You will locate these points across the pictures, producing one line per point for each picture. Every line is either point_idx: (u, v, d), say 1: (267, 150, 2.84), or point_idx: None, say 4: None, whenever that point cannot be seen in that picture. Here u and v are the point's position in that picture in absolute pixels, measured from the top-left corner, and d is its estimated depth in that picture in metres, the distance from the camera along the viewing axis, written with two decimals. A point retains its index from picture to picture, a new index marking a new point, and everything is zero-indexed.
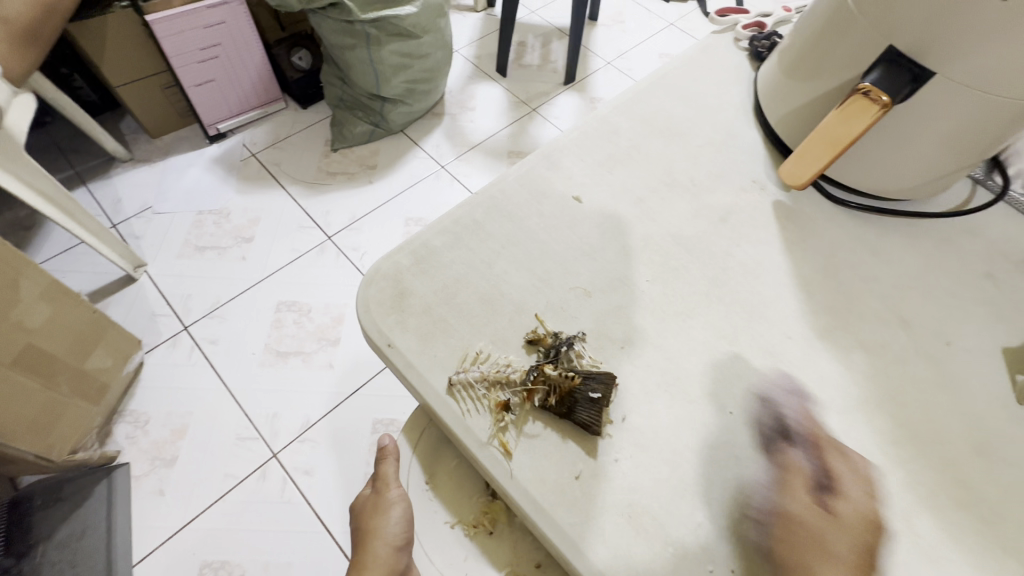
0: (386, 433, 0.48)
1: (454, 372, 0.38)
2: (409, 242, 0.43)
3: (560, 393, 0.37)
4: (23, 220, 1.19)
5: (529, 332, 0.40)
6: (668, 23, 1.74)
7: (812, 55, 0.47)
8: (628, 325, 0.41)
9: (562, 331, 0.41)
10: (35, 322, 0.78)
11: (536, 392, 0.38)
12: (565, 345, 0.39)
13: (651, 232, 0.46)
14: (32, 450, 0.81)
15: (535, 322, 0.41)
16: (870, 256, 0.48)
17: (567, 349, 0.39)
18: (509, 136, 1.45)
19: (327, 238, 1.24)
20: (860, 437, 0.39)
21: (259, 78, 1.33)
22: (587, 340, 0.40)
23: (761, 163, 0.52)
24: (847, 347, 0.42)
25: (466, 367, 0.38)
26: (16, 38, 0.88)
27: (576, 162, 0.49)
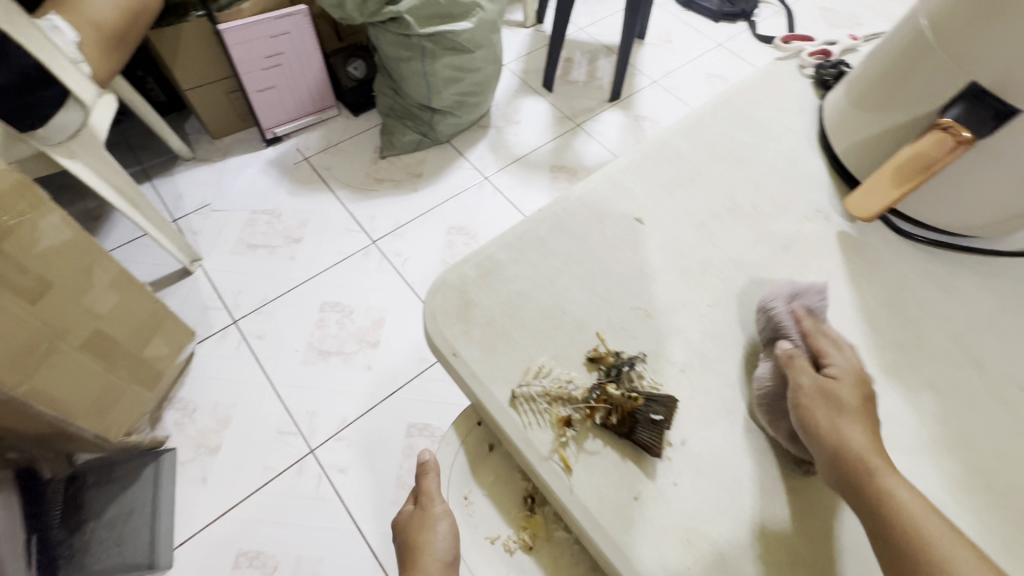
0: (427, 449, 0.50)
1: (516, 386, 0.39)
2: (475, 255, 0.44)
3: (622, 413, 0.37)
4: (93, 211, 1.26)
5: (590, 350, 0.41)
6: (717, 44, 1.74)
7: (886, 85, 0.46)
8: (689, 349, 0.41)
9: (623, 351, 0.41)
10: (103, 308, 0.83)
11: (598, 410, 0.38)
12: (625, 365, 0.40)
13: (712, 256, 0.46)
14: (91, 429, 0.86)
15: (596, 340, 0.41)
16: (937, 292, 0.46)
17: (628, 369, 0.40)
18: (553, 150, 1.47)
19: (371, 242, 1.28)
20: (928, 479, 0.38)
21: (316, 87, 1.39)
22: (648, 361, 0.41)
23: (826, 193, 0.51)
24: (914, 386, 0.41)
25: (528, 381, 0.39)
26: (104, 42, 0.95)
27: (637, 184, 0.50)
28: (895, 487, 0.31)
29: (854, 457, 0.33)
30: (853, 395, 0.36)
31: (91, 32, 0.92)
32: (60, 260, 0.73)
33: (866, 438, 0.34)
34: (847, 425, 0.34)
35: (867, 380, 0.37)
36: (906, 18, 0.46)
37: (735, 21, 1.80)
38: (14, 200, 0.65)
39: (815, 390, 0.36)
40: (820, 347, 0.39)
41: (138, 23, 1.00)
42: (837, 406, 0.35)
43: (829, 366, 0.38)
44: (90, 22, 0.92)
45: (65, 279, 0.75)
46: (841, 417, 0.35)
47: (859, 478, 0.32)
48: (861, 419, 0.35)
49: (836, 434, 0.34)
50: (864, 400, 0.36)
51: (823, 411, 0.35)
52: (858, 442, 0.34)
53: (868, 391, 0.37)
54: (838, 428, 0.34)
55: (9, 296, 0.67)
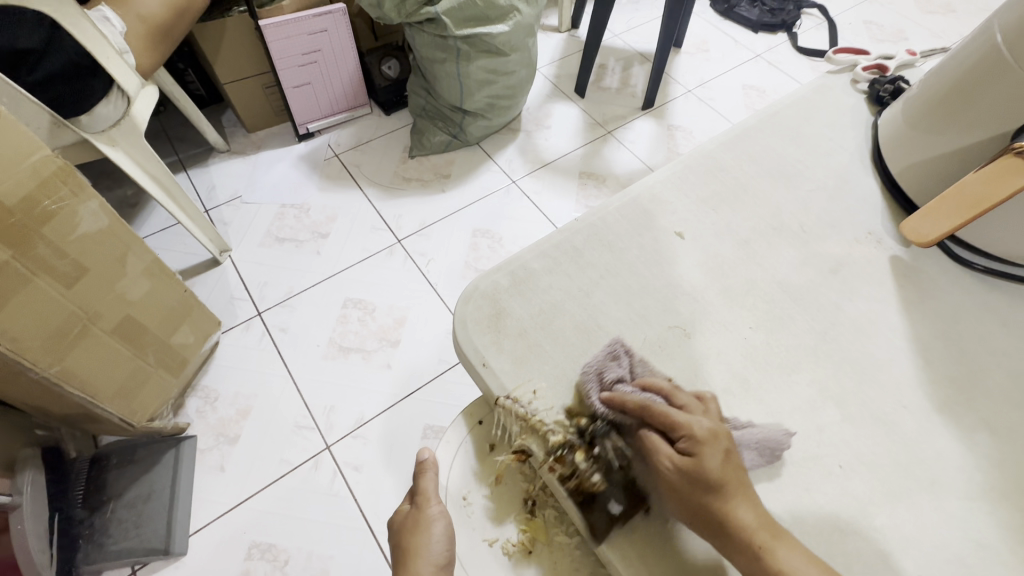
0: (426, 447, 0.49)
1: (503, 395, 0.38)
2: (508, 263, 0.43)
3: (581, 485, 0.37)
4: (129, 198, 1.29)
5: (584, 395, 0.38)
6: (755, 55, 1.70)
7: (950, 105, 0.44)
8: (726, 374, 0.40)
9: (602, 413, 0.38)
10: (136, 295, 0.85)
11: (561, 469, 0.37)
12: (599, 433, 0.37)
13: (755, 276, 0.44)
14: (118, 413, 0.87)
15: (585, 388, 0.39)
16: (998, 326, 0.43)
17: (601, 438, 0.37)
18: (583, 156, 1.45)
19: (396, 241, 1.28)
20: (985, 529, 0.35)
21: (351, 84, 1.40)
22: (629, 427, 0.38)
23: (878, 215, 0.49)
24: (972, 426, 0.39)
25: (514, 398, 0.38)
26: (150, 35, 0.97)
27: (679, 197, 0.48)
28: (793, 569, 0.30)
29: (750, 545, 0.31)
30: (725, 468, 0.33)
31: (138, 25, 0.94)
32: (97, 245, 0.75)
33: (754, 512, 0.32)
34: (734, 506, 0.32)
35: (725, 435, 0.34)
36: (976, 35, 0.43)
37: (775, 32, 1.76)
38: (57, 185, 0.67)
39: (676, 475, 0.33)
40: (665, 418, 0.35)
41: (184, 18, 1.02)
42: (710, 486, 0.32)
43: (684, 440, 0.34)
44: (137, 15, 0.94)
45: (100, 265, 0.76)
46: (722, 499, 0.32)
47: (762, 566, 0.31)
48: (739, 492, 0.32)
49: (722, 521, 0.32)
50: (728, 464, 0.33)
51: (701, 498, 0.32)
52: (748, 526, 0.32)
53: (729, 446, 0.34)
54: (720, 511, 0.32)
55: (46, 278, 0.69)
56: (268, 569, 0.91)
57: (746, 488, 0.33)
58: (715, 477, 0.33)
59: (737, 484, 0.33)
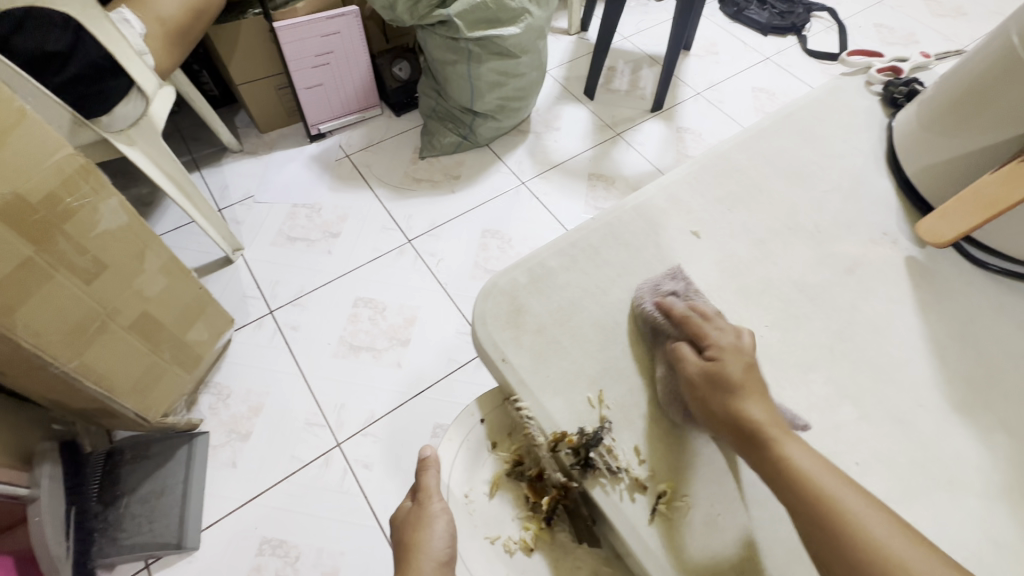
0: (428, 444, 0.47)
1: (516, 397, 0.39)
2: (527, 260, 0.44)
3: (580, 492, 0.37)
4: (144, 197, 1.31)
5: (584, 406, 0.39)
6: (764, 57, 1.70)
7: (964, 106, 0.44)
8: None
9: (587, 424, 0.38)
10: (153, 292, 0.86)
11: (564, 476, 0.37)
12: (591, 445, 0.37)
13: (771, 275, 0.45)
14: (133, 408, 0.88)
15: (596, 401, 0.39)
16: (1015, 327, 0.43)
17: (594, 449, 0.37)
18: (592, 158, 1.45)
19: (407, 241, 1.29)
20: (1002, 528, 0.35)
21: (362, 86, 1.42)
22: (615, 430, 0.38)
23: (894, 216, 0.49)
24: (989, 426, 0.39)
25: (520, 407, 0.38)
26: (168, 37, 0.98)
27: (695, 197, 0.49)
28: (796, 458, 0.33)
29: (759, 435, 0.34)
30: (742, 373, 0.37)
31: (157, 26, 0.96)
32: (117, 243, 0.76)
33: (766, 411, 0.35)
34: (748, 403, 0.35)
35: (746, 350, 0.38)
36: (991, 36, 0.44)
37: (784, 35, 1.76)
38: (78, 182, 0.68)
39: (700, 375, 0.37)
40: (697, 330, 0.39)
41: (201, 19, 1.04)
42: (727, 388, 0.36)
43: (710, 351, 0.38)
44: (156, 17, 0.95)
45: (119, 261, 0.78)
46: (737, 397, 0.36)
47: (763, 455, 0.34)
48: (754, 394, 0.36)
49: (734, 414, 0.35)
50: (749, 372, 0.37)
51: (714, 397, 0.36)
52: (759, 420, 0.35)
53: (751, 359, 0.38)
54: (733, 407, 0.36)
55: (66, 274, 0.70)
56: (280, 565, 0.92)
57: (764, 393, 0.36)
58: (731, 379, 0.36)
59: (753, 386, 0.36)
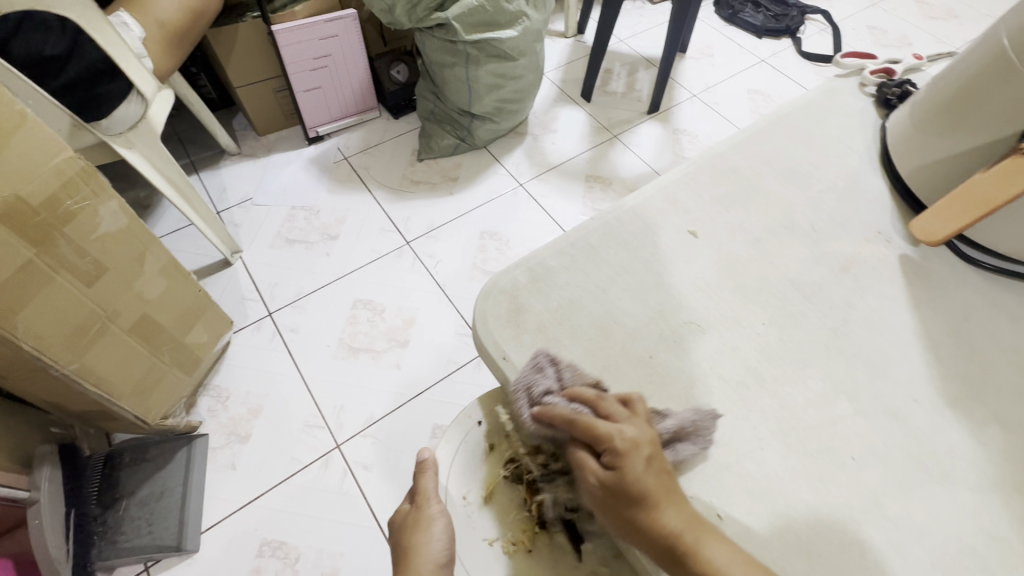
0: (425, 446, 0.47)
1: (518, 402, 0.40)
2: (526, 260, 0.44)
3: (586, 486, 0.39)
4: (142, 200, 1.31)
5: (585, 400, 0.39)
6: (760, 60, 1.71)
7: (957, 106, 0.45)
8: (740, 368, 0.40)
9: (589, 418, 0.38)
10: (153, 294, 0.86)
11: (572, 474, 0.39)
12: None
13: (768, 273, 0.45)
14: (133, 410, 0.88)
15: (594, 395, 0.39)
16: (1008, 324, 0.44)
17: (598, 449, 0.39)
18: (589, 160, 1.46)
19: (405, 243, 1.29)
20: (996, 520, 0.36)
21: (360, 88, 1.42)
22: None
23: (887, 215, 0.49)
24: (982, 421, 0.39)
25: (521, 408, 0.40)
26: (167, 39, 0.99)
27: (692, 197, 0.49)
28: (720, 564, 0.32)
29: (678, 547, 0.32)
30: (647, 472, 0.34)
31: (156, 30, 0.97)
32: (117, 245, 0.77)
33: (681, 513, 0.33)
34: (662, 511, 0.33)
35: (644, 442, 0.35)
36: (981, 39, 0.45)
37: (779, 38, 1.77)
38: (79, 185, 0.68)
39: (601, 490, 0.34)
40: (590, 430, 0.35)
41: (199, 22, 1.04)
42: (633, 499, 0.33)
43: (611, 457, 0.34)
44: (155, 20, 0.96)
45: (119, 264, 0.78)
46: (647, 510, 0.33)
47: (688, 568, 0.32)
48: (663, 497, 0.34)
49: (647, 530, 0.33)
50: (653, 469, 0.34)
51: (626, 510, 0.33)
52: (674, 528, 0.33)
53: (651, 452, 0.35)
54: (645, 522, 0.33)
55: (67, 277, 0.70)
56: (279, 567, 0.92)
57: (673, 493, 0.34)
58: (637, 490, 0.33)
59: (662, 490, 0.34)
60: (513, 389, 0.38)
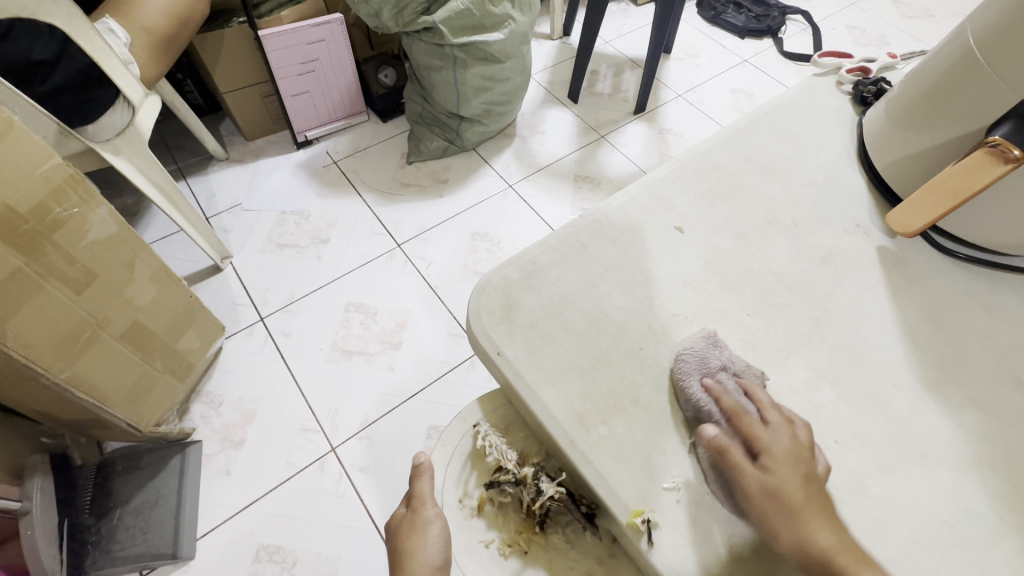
0: (421, 450, 0.48)
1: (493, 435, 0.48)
2: (518, 258, 0.45)
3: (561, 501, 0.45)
4: (130, 207, 1.30)
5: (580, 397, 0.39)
6: (742, 59, 1.75)
7: (928, 103, 0.47)
8: (731, 355, 0.41)
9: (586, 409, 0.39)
10: (143, 301, 0.86)
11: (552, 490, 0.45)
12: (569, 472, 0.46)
13: (752, 266, 0.47)
14: (126, 418, 0.88)
15: (587, 394, 0.40)
16: (983, 311, 0.46)
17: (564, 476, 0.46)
18: (578, 160, 1.48)
19: (396, 245, 1.29)
20: (973, 497, 0.37)
21: (348, 92, 1.42)
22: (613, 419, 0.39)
23: (865, 208, 0.51)
24: (958, 403, 0.41)
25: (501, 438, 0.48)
26: (153, 46, 0.99)
27: (677, 193, 0.51)
28: None
29: (821, 561, 0.32)
30: (806, 488, 0.34)
31: (143, 36, 0.97)
32: (107, 252, 0.76)
33: (836, 534, 0.33)
34: (816, 525, 0.33)
35: (804, 455, 0.35)
36: (951, 37, 0.46)
37: (761, 38, 1.81)
38: (67, 192, 0.68)
39: (758, 486, 0.34)
40: (748, 427, 0.36)
41: (186, 28, 1.04)
42: (790, 507, 0.33)
43: (763, 454, 0.35)
44: (141, 27, 0.96)
45: (108, 271, 0.78)
46: (804, 518, 0.33)
47: None
48: (823, 516, 0.33)
49: (802, 537, 0.32)
50: (809, 485, 0.34)
51: (773, 516, 0.33)
52: (830, 548, 0.32)
53: (810, 468, 0.35)
54: (802, 530, 0.32)
55: (56, 285, 0.70)
56: (277, 571, 0.92)
57: (826, 508, 0.33)
58: (794, 496, 0.33)
59: (814, 502, 0.33)
60: (549, 395, 0.39)
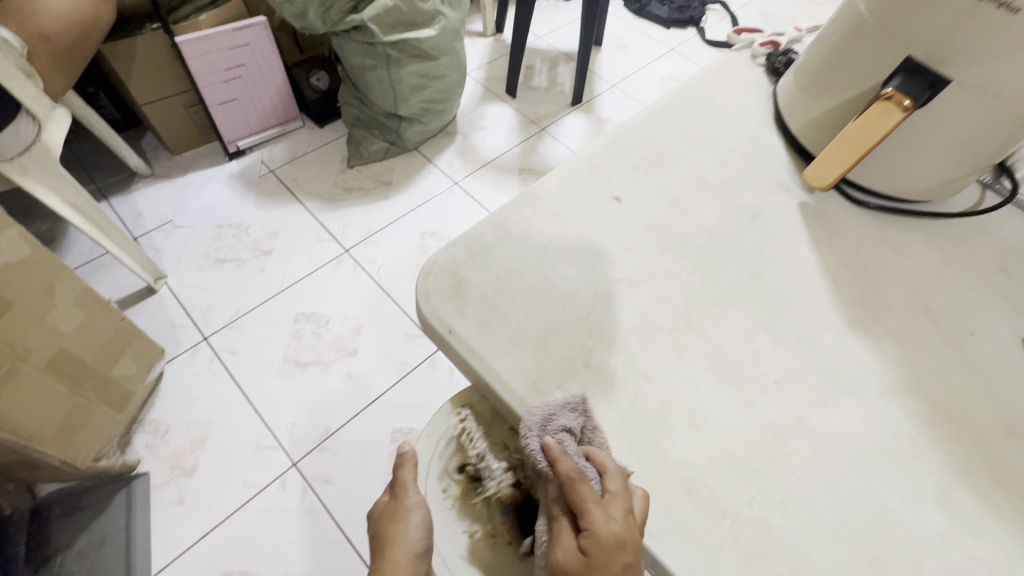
0: (406, 439, 0.47)
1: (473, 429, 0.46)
2: (463, 237, 0.45)
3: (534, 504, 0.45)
4: (45, 233, 1.21)
5: (534, 367, 0.40)
6: (669, 49, 1.82)
7: (830, 67, 0.50)
8: (653, 329, 0.43)
9: (544, 379, 0.40)
10: (68, 328, 0.80)
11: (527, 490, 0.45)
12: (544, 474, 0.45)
13: (687, 229, 0.49)
14: (58, 456, 0.81)
15: (540, 364, 0.40)
16: (894, 252, 0.50)
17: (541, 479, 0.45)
18: (520, 154, 1.49)
19: (344, 251, 1.26)
20: (897, 418, 0.40)
21: (280, 98, 1.38)
22: (568, 386, 0.39)
23: (785, 168, 0.55)
24: (879, 337, 0.45)
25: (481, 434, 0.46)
26: (57, 55, 0.92)
27: (612, 165, 0.52)
28: None
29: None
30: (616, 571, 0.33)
31: (42, 45, 0.90)
32: (20, 277, 0.70)
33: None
34: None
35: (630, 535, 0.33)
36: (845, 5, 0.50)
37: (685, 28, 1.89)
38: None
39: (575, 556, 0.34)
40: (579, 499, 0.35)
41: (91, 35, 0.98)
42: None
43: (585, 533, 0.34)
44: (41, 35, 0.90)
45: (25, 297, 0.72)
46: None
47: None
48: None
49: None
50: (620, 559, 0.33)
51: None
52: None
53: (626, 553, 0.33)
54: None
55: None
56: None
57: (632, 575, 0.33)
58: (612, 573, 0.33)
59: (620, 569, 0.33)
60: (499, 368, 0.40)
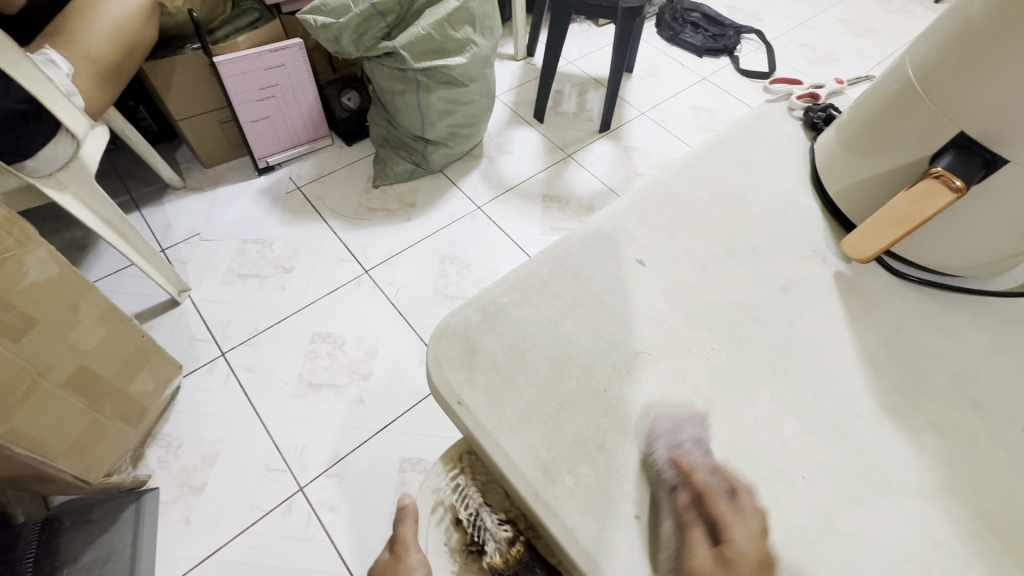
0: (407, 491, 0.45)
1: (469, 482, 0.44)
2: (479, 298, 0.44)
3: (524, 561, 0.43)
4: (78, 241, 1.24)
5: (545, 447, 0.38)
6: (701, 77, 1.79)
7: (874, 133, 0.48)
8: (670, 409, 0.40)
9: (554, 460, 0.38)
10: (90, 345, 0.81)
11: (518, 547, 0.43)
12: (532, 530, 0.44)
13: (714, 297, 0.47)
14: (72, 471, 0.83)
15: (551, 443, 0.38)
16: (937, 332, 0.47)
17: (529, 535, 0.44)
18: (545, 180, 1.48)
19: (363, 272, 1.27)
20: (939, 526, 0.37)
21: (310, 118, 1.40)
22: (578, 470, 0.37)
23: (821, 234, 0.52)
24: (920, 430, 0.41)
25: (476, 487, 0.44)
26: (100, 76, 0.95)
27: (637, 224, 0.51)
28: None
29: None
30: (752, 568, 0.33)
31: (87, 67, 0.93)
32: (47, 296, 0.72)
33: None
34: None
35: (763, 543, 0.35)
36: (893, 68, 0.47)
37: (718, 56, 1.87)
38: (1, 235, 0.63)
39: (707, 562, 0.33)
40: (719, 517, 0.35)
41: (133, 56, 1.01)
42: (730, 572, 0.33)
43: (726, 544, 0.34)
44: (86, 57, 0.93)
45: (50, 316, 0.73)
46: None
47: None
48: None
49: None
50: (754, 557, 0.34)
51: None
52: None
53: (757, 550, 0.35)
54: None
55: None
56: None
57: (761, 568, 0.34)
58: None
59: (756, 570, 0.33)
60: (507, 445, 0.38)
